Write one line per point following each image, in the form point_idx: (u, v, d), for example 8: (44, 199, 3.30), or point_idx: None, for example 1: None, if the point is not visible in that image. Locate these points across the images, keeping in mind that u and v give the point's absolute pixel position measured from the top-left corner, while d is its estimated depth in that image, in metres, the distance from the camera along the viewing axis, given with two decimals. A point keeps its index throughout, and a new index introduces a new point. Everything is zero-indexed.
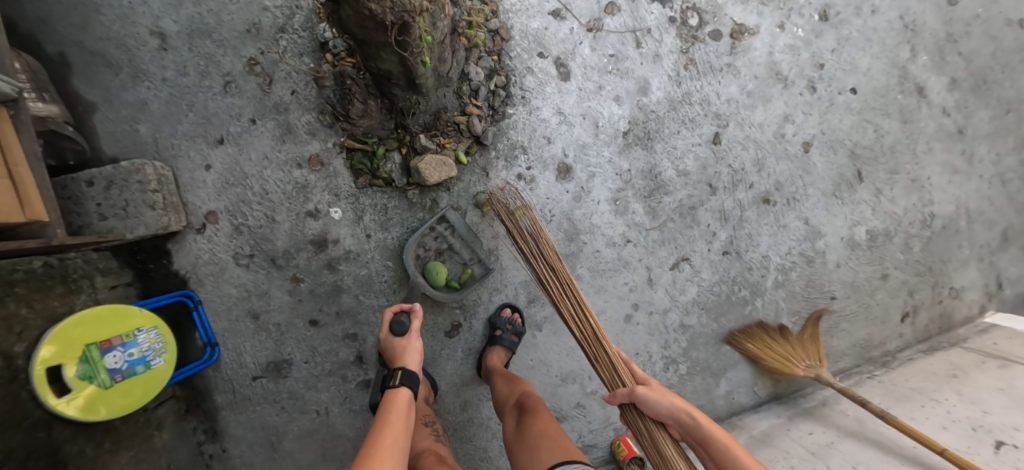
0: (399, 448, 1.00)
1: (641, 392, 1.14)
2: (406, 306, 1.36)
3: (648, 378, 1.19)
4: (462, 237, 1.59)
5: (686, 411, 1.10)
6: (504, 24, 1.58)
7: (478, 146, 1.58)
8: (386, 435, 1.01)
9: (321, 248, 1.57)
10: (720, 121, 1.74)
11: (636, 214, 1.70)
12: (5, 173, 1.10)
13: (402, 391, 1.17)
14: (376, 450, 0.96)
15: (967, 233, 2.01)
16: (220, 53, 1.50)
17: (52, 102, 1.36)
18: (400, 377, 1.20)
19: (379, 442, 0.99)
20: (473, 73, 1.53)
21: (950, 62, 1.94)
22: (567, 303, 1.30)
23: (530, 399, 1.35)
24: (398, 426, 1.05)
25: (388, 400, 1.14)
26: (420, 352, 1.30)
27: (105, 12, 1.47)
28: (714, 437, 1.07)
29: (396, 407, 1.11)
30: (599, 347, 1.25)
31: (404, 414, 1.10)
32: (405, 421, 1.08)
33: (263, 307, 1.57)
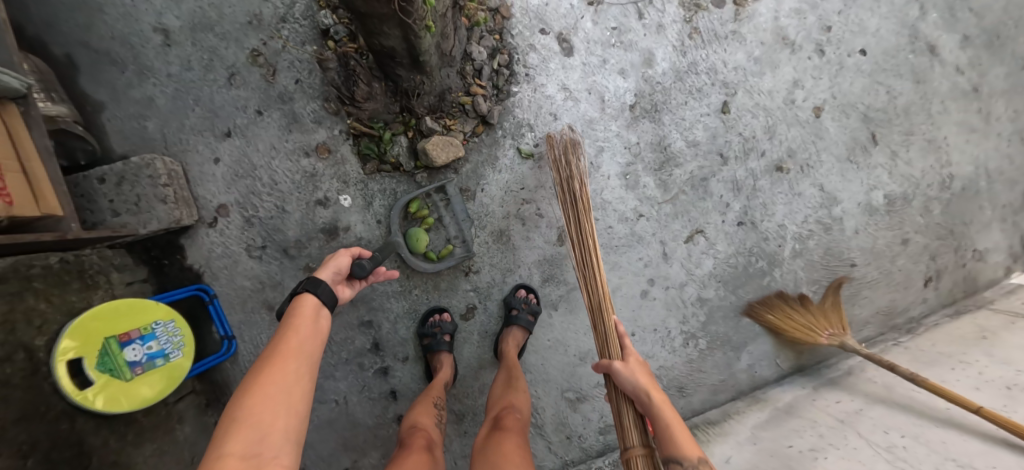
0: (304, 354, 0.93)
1: (617, 366, 1.15)
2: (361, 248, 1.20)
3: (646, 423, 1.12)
4: (454, 213, 1.57)
5: (648, 391, 1.07)
6: (504, 3, 1.57)
7: (484, 126, 1.58)
8: (288, 339, 0.94)
9: (333, 236, 1.56)
10: (727, 90, 1.71)
11: (648, 188, 1.68)
12: (17, 168, 1.12)
13: (308, 299, 1.02)
14: (273, 358, 0.90)
15: (988, 194, 1.97)
16: (223, 45, 1.51)
17: (60, 102, 1.38)
18: (319, 287, 1.04)
19: (278, 349, 0.92)
20: (476, 53, 1.53)
21: (962, 19, 1.90)
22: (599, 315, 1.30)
23: (508, 414, 1.26)
24: (306, 332, 0.97)
25: (298, 303, 1.01)
26: (342, 264, 1.12)
27: (108, 12, 1.48)
28: (661, 417, 1.02)
29: (305, 313, 1.00)
30: (600, 318, 1.29)
31: (313, 319, 1.00)
32: (312, 326, 0.99)
33: (277, 298, 1.57)
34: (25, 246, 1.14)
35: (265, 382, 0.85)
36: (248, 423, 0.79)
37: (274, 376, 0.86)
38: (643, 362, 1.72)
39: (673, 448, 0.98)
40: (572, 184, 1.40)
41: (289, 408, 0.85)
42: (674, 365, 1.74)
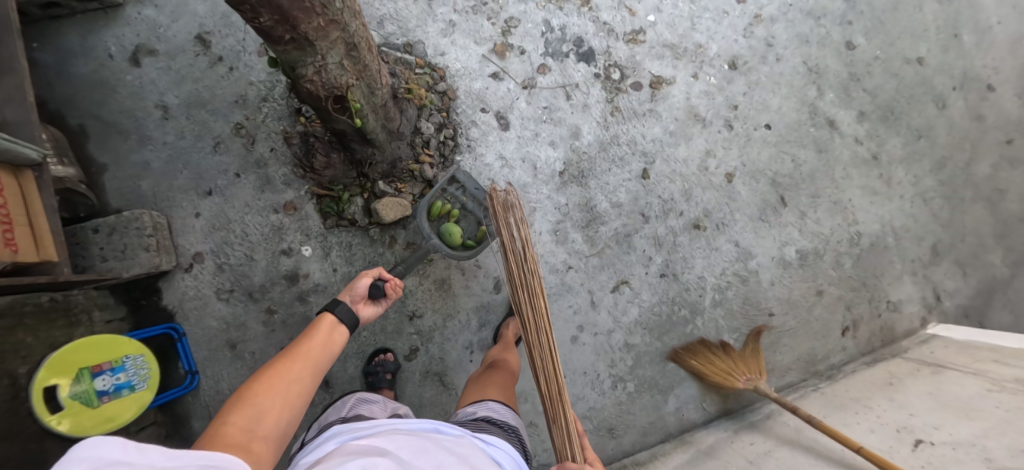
0: (316, 359, 1.11)
1: None
2: (383, 270, 1.41)
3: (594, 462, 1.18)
4: (473, 198, 1.75)
5: None
6: (451, 86, 1.87)
7: (430, 189, 1.83)
8: (305, 344, 1.13)
9: (293, 282, 1.77)
10: (647, 159, 1.96)
11: (576, 242, 1.89)
12: (25, 222, 1.35)
13: (327, 317, 1.22)
14: (291, 355, 1.08)
15: (897, 249, 2.17)
16: (212, 119, 1.80)
17: (70, 165, 1.65)
18: (340, 308, 1.24)
19: (296, 350, 1.10)
20: (424, 128, 1.80)
21: (856, 98, 2.19)
22: (557, 406, 1.26)
23: (500, 362, 1.59)
24: (323, 341, 1.16)
25: (323, 319, 1.21)
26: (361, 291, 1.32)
27: (120, 91, 1.79)
28: None
29: (324, 328, 1.19)
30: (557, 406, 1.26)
31: (331, 334, 1.19)
32: (327, 340, 1.17)
33: (240, 337, 1.76)
34: (22, 287, 1.35)
35: (278, 371, 1.03)
36: (257, 397, 0.96)
37: (289, 367, 1.05)
38: (574, 402, 1.86)
39: None
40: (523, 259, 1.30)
41: (291, 395, 1.01)
42: (604, 406, 1.87)
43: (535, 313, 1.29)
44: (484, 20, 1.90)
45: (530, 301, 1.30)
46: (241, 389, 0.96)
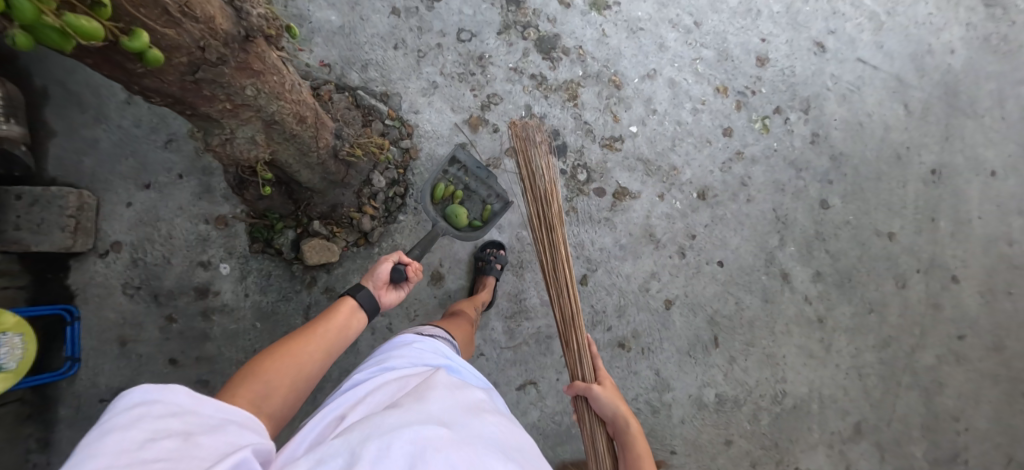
0: (330, 342, 1.12)
1: (595, 389, 1.26)
2: (405, 255, 1.39)
3: (604, 381, 1.32)
4: (476, 177, 1.75)
5: (624, 418, 1.20)
6: (415, 146, 1.86)
7: (365, 240, 1.81)
8: (321, 325, 1.13)
9: (202, 296, 1.75)
10: (589, 265, 1.94)
11: (495, 330, 1.86)
12: None
13: (349, 300, 1.22)
14: (304, 336, 1.09)
15: (819, 417, 2.12)
16: (173, 116, 1.79)
17: (15, 126, 1.56)
18: (359, 293, 1.24)
19: (310, 331, 1.11)
20: (375, 181, 1.78)
21: (817, 257, 2.17)
22: (570, 328, 1.43)
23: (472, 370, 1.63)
24: (341, 322, 1.17)
25: (342, 301, 1.21)
26: (383, 272, 1.33)
27: None
28: (631, 448, 1.16)
29: (343, 311, 1.19)
30: (572, 330, 1.43)
31: (349, 317, 1.19)
32: (343, 324, 1.17)
33: (132, 336, 1.73)
34: None
35: (289, 352, 1.04)
36: (262, 377, 0.98)
37: (301, 350, 1.06)
38: None
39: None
40: (540, 184, 1.45)
41: (295, 382, 1.02)
42: None
43: (551, 239, 1.45)
44: (467, 89, 1.90)
45: (543, 224, 1.45)
46: (252, 362, 0.99)
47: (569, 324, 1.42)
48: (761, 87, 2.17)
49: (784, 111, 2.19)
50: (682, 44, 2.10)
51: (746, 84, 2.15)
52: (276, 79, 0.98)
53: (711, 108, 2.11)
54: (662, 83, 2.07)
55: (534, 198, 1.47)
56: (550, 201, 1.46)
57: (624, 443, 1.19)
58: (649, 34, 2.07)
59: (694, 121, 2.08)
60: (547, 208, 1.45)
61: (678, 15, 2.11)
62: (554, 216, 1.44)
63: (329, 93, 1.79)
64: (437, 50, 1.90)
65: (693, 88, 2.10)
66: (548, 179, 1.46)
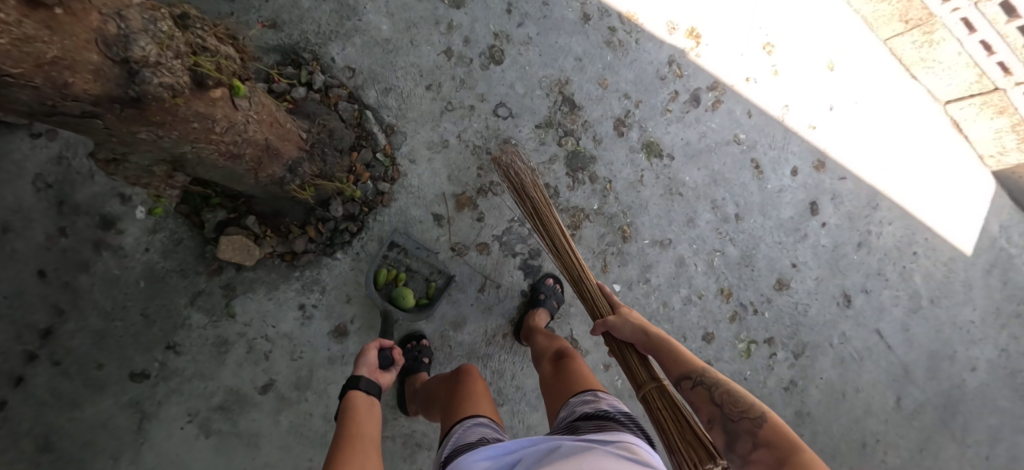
0: (369, 433, 1.11)
1: (610, 319, 1.27)
2: (384, 339, 1.46)
3: (621, 308, 1.32)
4: (418, 257, 1.69)
5: (644, 329, 1.20)
6: (392, 193, 1.70)
7: (291, 257, 1.66)
8: (354, 426, 1.11)
9: (105, 227, 1.60)
10: (497, 397, 1.78)
11: None
12: None
13: (357, 395, 1.22)
14: (348, 440, 1.06)
15: None
16: None
17: None
18: (361, 380, 1.26)
19: (350, 435, 1.08)
20: (333, 209, 1.62)
21: None
22: (583, 282, 1.42)
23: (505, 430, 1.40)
24: (364, 412, 1.18)
25: (350, 396, 1.22)
26: (373, 353, 1.37)
27: None
28: (664, 344, 1.15)
29: (359, 404, 1.20)
30: (582, 285, 1.42)
31: (368, 407, 1.21)
32: (367, 416, 1.17)
33: (15, 228, 1.53)
34: None
35: (348, 456, 1.00)
36: None
37: (356, 451, 1.03)
38: None
39: (680, 366, 1.09)
40: (526, 187, 1.55)
41: None
42: None
43: (544, 221, 1.51)
44: (474, 165, 1.75)
45: (535, 216, 1.52)
46: None
47: (580, 281, 1.42)
48: (765, 309, 1.99)
49: (775, 344, 2.00)
50: (711, 228, 1.93)
51: (752, 299, 1.98)
52: (189, 131, 0.86)
53: (704, 305, 1.93)
54: (670, 256, 1.90)
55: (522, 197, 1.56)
56: (539, 193, 1.56)
57: (663, 356, 1.14)
58: (683, 203, 1.91)
59: (680, 310, 1.91)
60: (533, 195, 1.54)
61: (723, 199, 1.94)
62: (541, 199, 1.53)
63: (337, 99, 1.65)
64: (467, 112, 1.75)
65: (697, 276, 1.92)
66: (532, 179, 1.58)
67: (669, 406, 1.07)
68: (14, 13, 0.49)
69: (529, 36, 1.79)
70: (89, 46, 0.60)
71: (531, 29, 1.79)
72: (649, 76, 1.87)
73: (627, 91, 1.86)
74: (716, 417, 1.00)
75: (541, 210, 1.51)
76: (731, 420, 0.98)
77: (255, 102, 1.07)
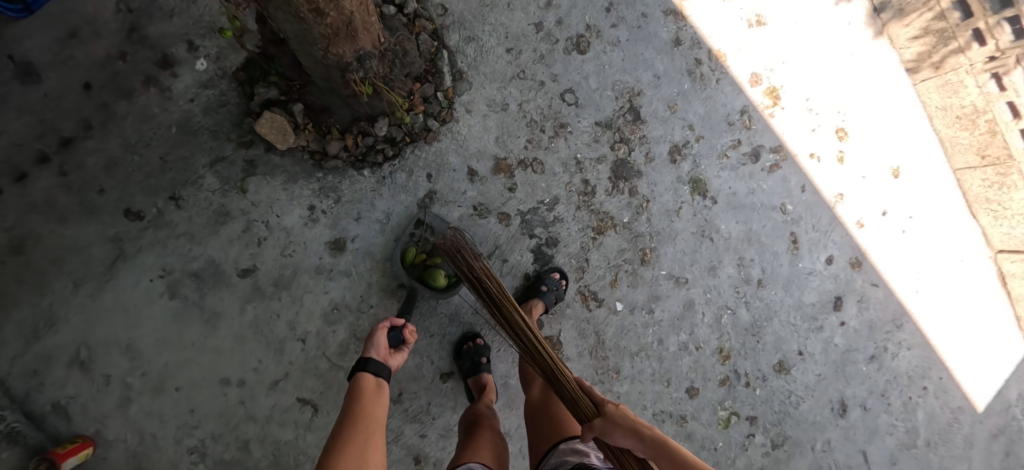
0: (376, 428, 1.12)
1: (597, 424, 1.14)
2: (396, 318, 1.38)
3: (607, 408, 1.19)
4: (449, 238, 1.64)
5: (639, 431, 1.10)
6: (437, 134, 1.69)
7: (320, 158, 1.64)
8: (362, 415, 1.12)
9: (161, 66, 1.62)
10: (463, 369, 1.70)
11: (334, 334, 1.66)
12: None
13: (365, 376, 1.20)
14: (353, 429, 1.08)
15: None
16: None
17: None
18: (370, 363, 1.22)
19: (354, 425, 1.09)
20: (378, 126, 1.62)
21: None
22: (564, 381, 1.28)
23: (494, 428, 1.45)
24: (371, 398, 1.17)
25: (358, 377, 1.20)
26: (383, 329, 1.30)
27: None
28: (662, 450, 1.08)
29: (369, 387, 1.19)
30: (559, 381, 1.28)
31: (377, 392, 1.19)
32: (378, 404, 1.17)
33: (80, 36, 1.57)
34: None
35: (344, 453, 1.02)
36: None
37: (356, 445, 1.05)
38: (152, 412, 1.58)
39: None
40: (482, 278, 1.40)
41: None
42: (162, 448, 1.59)
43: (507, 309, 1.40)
44: (524, 138, 1.74)
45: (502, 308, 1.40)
46: None
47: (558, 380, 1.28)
48: (757, 386, 1.89)
49: (756, 425, 1.89)
50: (731, 284, 1.86)
51: (749, 370, 1.88)
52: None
53: (698, 358, 1.84)
54: (681, 296, 1.82)
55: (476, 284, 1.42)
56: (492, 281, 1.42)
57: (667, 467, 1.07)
58: (711, 250, 1.84)
59: (673, 354, 1.82)
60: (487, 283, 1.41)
61: (751, 260, 1.88)
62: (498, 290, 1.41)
63: (421, 29, 1.68)
64: (535, 86, 1.75)
65: (701, 327, 1.84)
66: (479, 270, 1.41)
67: None
68: None
69: (618, 38, 1.80)
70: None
71: (622, 33, 1.81)
72: (718, 117, 1.86)
73: (693, 123, 1.84)
74: None
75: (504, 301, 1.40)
76: None
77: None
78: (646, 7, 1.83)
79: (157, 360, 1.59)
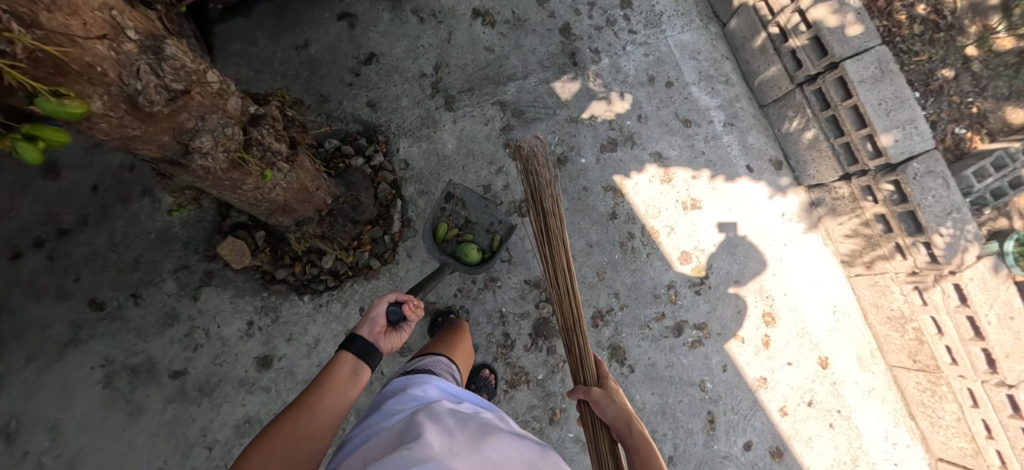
0: (329, 413, 1.03)
1: (596, 392, 1.20)
2: (401, 292, 1.29)
3: (609, 386, 1.24)
4: (476, 207, 1.77)
5: (628, 420, 1.12)
6: (377, 272, 1.88)
7: (268, 279, 1.83)
8: (318, 394, 1.04)
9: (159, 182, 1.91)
10: None
11: (240, 446, 1.75)
12: None
13: (343, 356, 1.12)
14: (300, 406, 1.01)
15: None
16: (299, 83, 2.05)
17: None
18: (354, 343, 1.14)
19: (303, 404, 1.02)
20: (324, 260, 1.81)
21: None
22: (576, 335, 1.38)
23: None
24: (337, 385, 1.07)
25: (339, 356, 1.12)
26: (380, 306, 1.24)
27: (310, 11, 2.14)
28: (639, 444, 1.07)
29: (343, 370, 1.10)
30: (572, 334, 1.38)
31: (349, 375, 1.10)
32: (344, 386, 1.08)
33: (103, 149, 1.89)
34: None
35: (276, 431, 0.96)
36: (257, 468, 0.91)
37: (296, 422, 0.98)
38: None
39: None
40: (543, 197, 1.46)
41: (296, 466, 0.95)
42: None
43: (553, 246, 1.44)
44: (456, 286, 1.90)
45: (546, 242, 1.45)
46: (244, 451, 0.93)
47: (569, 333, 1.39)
48: None
49: None
50: None
51: None
52: (218, 186, 1.10)
53: None
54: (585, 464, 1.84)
55: (539, 210, 1.47)
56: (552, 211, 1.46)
57: (631, 447, 1.08)
58: None
59: None
60: (546, 212, 1.45)
61: (663, 435, 1.89)
62: (552, 217, 1.45)
63: (382, 179, 1.93)
64: None
65: None
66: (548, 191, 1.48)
67: None
68: (120, 110, 0.77)
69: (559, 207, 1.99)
70: (168, 126, 0.87)
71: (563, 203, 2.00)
72: (644, 289, 1.98)
73: (619, 292, 1.96)
74: None
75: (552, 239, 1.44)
76: None
77: (297, 173, 1.30)
78: (588, 182, 2.04)
79: (72, 447, 1.68)
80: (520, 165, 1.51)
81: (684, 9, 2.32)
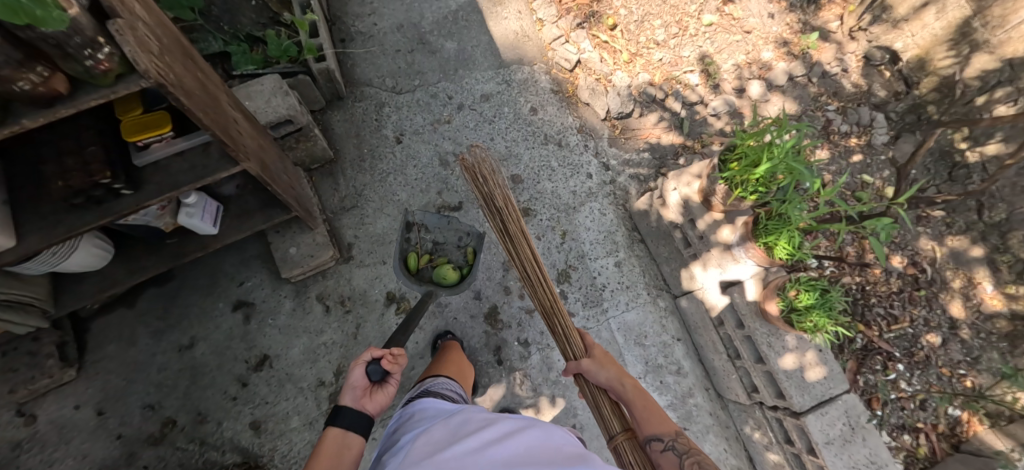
0: None
1: (586, 363, 1.41)
2: (374, 348, 1.31)
3: (595, 353, 1.45)
4: (436, 225, 1.77)
5: (620, 380, 1.35)
6: None
7: None
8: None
9: None
10: None
11: None
12: None
13: (331, 432, 1.17)
14: None
15: None
16: (177, 395, 1.79)
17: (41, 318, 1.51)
18: (338, 416, 1.18)
19: None
20: None
21: None
22: (558, 318, 1.55)
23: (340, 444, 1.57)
24: (331, 460, 1.14)
25: (326, 433, 1.18)
26: (358, 366, 1.27)
27: (202, 299, 1.90)
28: (638, 403, 1.31)
29: (332, 445, 1.16)
30: (558, 320, 1.55)
31: (343, 449, 1.16)
32: (336, 463, 1.13)
33: None
34: None
35: None
36: None
37: None
38: None
39: (653, 427, 1.26)
40: (501, 210, 1.60)
41: None
42: None
43: (518, 244, 1.60)
44: None
45: (506, 237, 1.61)
46: None
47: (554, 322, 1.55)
48: None
49: None
50: None
51: None
52: None
53: None
54: None
55: (495, 212, 1.63)
56: (507, 202, 1.63)
57: (628, 400, 1.32)
58: None
59: None
60: (508, 225, 1.60)
61: None
62: (511, 218, 1.61)
63: None
64: None
65: None
66: (505, 200, 1.62)
67: (640, 460, 1.29)
68: None
69: None
70: None
71: None
72: None
73: None
74: (644, 438, 1.27)
75: (510, 231, 1.60)
76: (658, 449, 1.23)
77: None
78: None
79: None
80: (470, 178, 1.64)
81: (629, 281, 2.08)
